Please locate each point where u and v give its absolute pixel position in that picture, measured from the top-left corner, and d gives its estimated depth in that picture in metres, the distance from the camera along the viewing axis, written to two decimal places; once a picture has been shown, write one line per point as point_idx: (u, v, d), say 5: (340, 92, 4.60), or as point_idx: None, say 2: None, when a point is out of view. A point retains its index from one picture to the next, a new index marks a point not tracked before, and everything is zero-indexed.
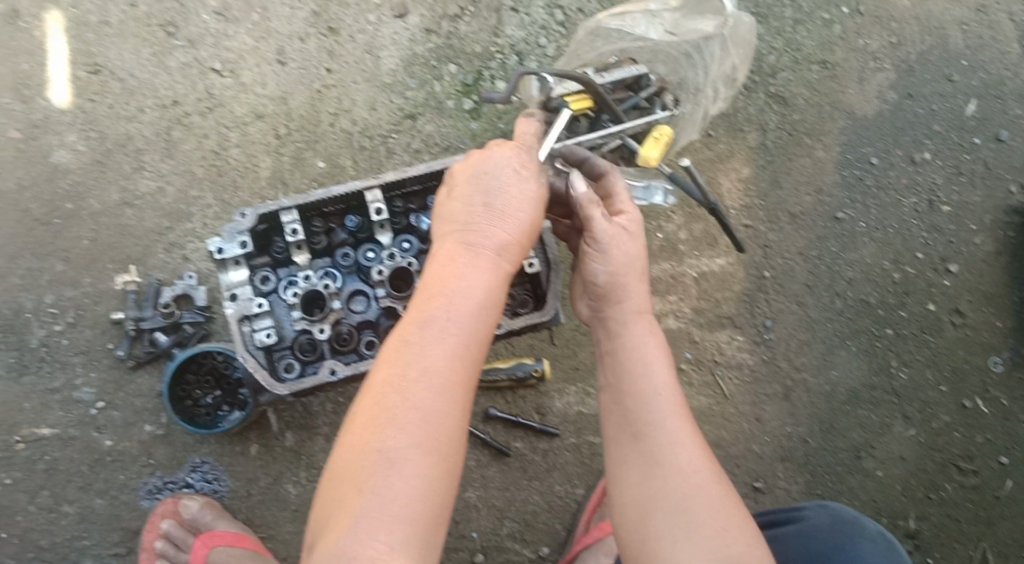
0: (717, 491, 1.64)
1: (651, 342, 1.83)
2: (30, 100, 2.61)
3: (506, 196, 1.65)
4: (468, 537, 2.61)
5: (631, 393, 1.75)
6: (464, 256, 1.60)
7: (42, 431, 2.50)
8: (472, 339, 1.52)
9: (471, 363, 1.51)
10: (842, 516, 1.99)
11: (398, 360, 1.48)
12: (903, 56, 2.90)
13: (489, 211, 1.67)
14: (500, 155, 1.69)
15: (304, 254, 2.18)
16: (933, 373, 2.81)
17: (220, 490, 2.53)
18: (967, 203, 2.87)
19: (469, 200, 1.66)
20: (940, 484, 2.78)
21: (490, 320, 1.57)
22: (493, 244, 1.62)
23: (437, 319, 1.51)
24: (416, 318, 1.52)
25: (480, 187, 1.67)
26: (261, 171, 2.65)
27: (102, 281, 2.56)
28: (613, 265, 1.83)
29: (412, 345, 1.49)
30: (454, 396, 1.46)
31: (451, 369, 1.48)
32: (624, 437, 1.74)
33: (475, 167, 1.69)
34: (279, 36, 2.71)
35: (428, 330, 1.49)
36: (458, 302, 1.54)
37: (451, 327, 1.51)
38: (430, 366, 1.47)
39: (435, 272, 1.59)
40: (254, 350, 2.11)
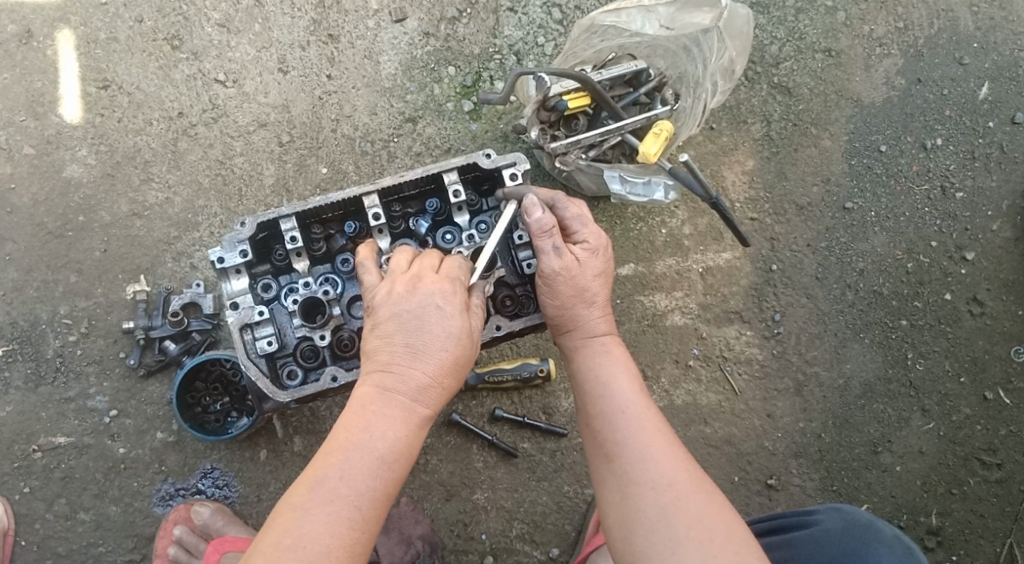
0: (696, 499, 1.62)
1: (612, 363, 1.89)
2: (43, 117, 2.67)
3: (428, 338, 1.75)
4: (477, 539, 2.60)
5: (598, 414, 1.79)
6: (381, 411, 1.68)
7: (59, 440, 2.56)
8: (366, 498, 1.58)
9: (362, 523, 1.55)
10: (857, 520, 1.92)
11: (285, 524, 1.52)
12: (911, 40, 2.82)
13: (409, 353, 1.75)
14: (427, 289, 1.79)
15: (304, 261, 2.16)
16: (952, 364, 2.74)
17: (231, 495, 2.55)
18: (982, 188, 2.79)
19: (390, 341, 1.77)
20: (962, 479, 2.70)
21: (390, 474, 1.63)
22: (406, 395, 1.72)
23: (329, 480, 1.57)
24: (308, 480, 1.58)
25: (399, 327, 1.77)
26: (265, 179, 2.68)
27: (113, 291, 2.61)
28: (560, 297, 1.92)
29: (301, 510, 1.53)
30: (340, 562, 1.50)
31: (339, 534, 1.52)
32: (599, 458, 1.76)
33: (401, 302, 1.79)
34: (280, 46, 2.75)
35: (320, 494, 1.55)
36: (355, 461, 1.60)
37: (343, 485, 1.57)
38: (314, 531, 1.51)
39: (340, 428, 1.66)
40: (256, 358, 2.07)
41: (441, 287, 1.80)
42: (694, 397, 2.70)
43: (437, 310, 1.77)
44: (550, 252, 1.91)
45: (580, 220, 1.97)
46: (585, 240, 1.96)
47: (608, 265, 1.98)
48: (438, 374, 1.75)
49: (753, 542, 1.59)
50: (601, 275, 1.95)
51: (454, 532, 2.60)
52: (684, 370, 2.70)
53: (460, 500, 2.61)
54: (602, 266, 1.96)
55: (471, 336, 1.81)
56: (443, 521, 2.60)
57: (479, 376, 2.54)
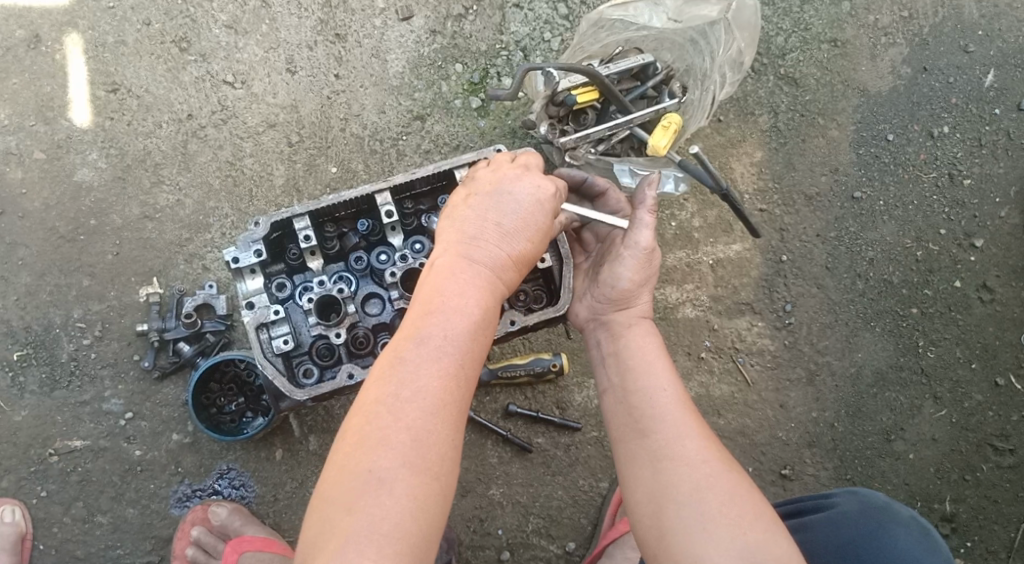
0: (728, 476, 1.63)
1: (652, 343, 1.91)
2: (53, 121, 2.68)
3: (508, 213, 1.74)
4: (493, 535, 2.61)
5: (635, 391, 1.80)
6: (461, 273, 1.64)
7: (75, 443, 2.56)
8: (466, 357, 1.54)
9: (466, 380, 1.52)
10: (872, 502, 1.93)
11: (391, 376, 1.48)
12: (917, 29, 2.82)
13: (489, 225, 1.73)
14: (528, 182, 1.79)
15: (318, 260, 2.15)
16: (962, 351, 2.74)
17: (247, 495, 2.56)
18: (989, 175, 2.80)
19: (472, 216, 1.75)
20: (975, 465, 2.71)
21: (484, 338, 1.59)
22: (492, 264, 1.69)
23: (431, 336, 1.53)
24: (408, 335, 1.54)
25: (490, 207, 1.75)
26: (275, 179, 2.69)
27: (127, 294, 2.62)
28: (637, 271, 1.92)
29: (407, 363, 1.50)
30: (449, 413, 1.47)
31: (444, 387, 1.48)
32: (630, 435, 1.76)
33: (501, 184, 1.79)
34: (288, 46, 2.75)
35: (423, 349, 1.51)
36: (455, 321, 1.56)
37: (445, 342, 1.53)
38: (424, 384, 1.47)
39: (430, 292, 1.61)
40: (273, 357, 2.06)
41: (535, 182, 1.79)
42: (707, 389, 2.71)
43: (534, 201, 1.77)
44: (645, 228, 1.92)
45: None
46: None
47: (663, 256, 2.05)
48: (525, 250, 1.73)
49: (780, 524, 1.60)
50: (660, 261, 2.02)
51: (470, 528, 2.61)
52: (696, 362, 2.71)
53: (476, 495, 2.62)
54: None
55: (551, 209, 1.79)
56: (459, 517, 2.61)
57: (492, 372, 2.55)
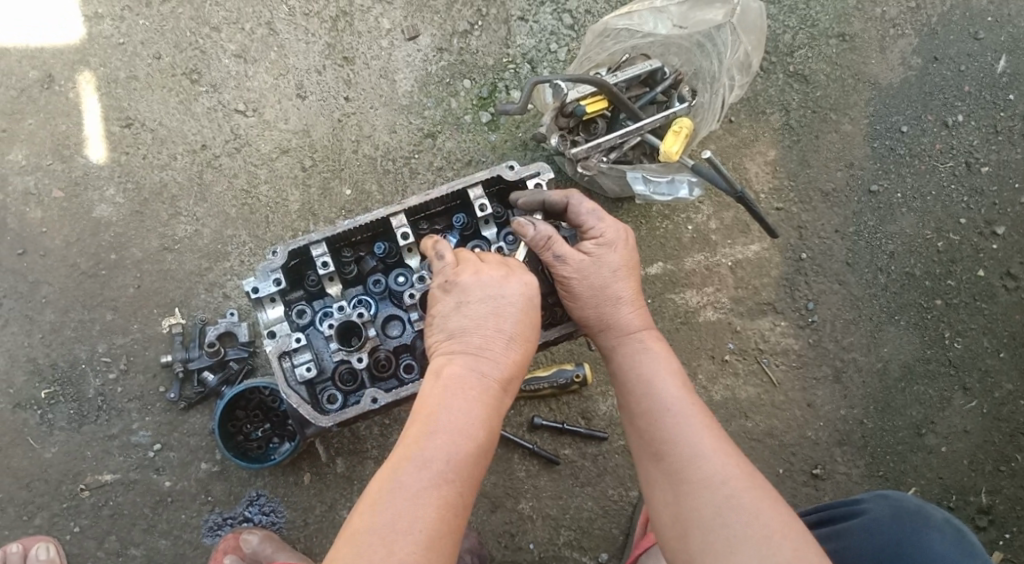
0: (751, 494, 1.61)
1: (652, 360, 1.88)
2: (69, 159, 2.71)
3: (506, 321, 1.75)
4: (525, 549, 2.59)
5: (643, 414, 1.79)
6: (460, 391, 1.66)
7: (105, 477, 2.57)
8: (459, 478, 1.55)
9: (459, 505, 1.53)
10: (905, 506, 1.84)
11: (382, 500, 1.50)
12: (925, 19, 2.80)
13: (488, 335, 1.74)
14: (514, 280, 1.79)
15: (336, 285, 2.13)
16: (990, 341, 2.71)
17: (278, 521, 2.56)
18: (1007, 161, 2.77)
19: (473, 322, 1.76)
20: (1010, 456, 2.67)
21: (482, 460, 1.61)
22: (490, 380, 1.70)
23: (426, 457, 1.55)
24: (404, 456, 1.55)
25: (488, 311, 1.76)
26: (291, 204, 2.70)
27: (150, 326, 2.63)
28: (581, 303, 1.94)
29: (396, 485, 1.51)
30: (438, 541, 1.47)
31: (435, 515, 1.49)
32: (647, 458, 1.77)
33: (486, 286, 1.78)
34: (297, 72, 2.77)
35: (415, 472, 1.53)
36: (450, 440, 1.58)
37: (438, 462, 1.54)
38: (414, 512, 1.48)
39: (428, 408, 1.63)
40: (296, 385, 2.03)
41: (526, 282, 1.80)
42: (732, 391, 2.69)
43: (526, 303, 1.78)
44: (565, 258, 1.92)
45: (595, 215, 1.97)
46: (602, 236, 1.95)
47: (627, 256, 1.96)
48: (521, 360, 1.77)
49: (811, 535, 1.58)
50: (620, 268, 1.94)
51: (502, 543, 2.59)
52: (721, 365, 2.69)
53: (506, 510, 2.60)
54: (621, 259, 1.95)
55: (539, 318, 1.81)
56: (490, 533, 2.59)
57: None
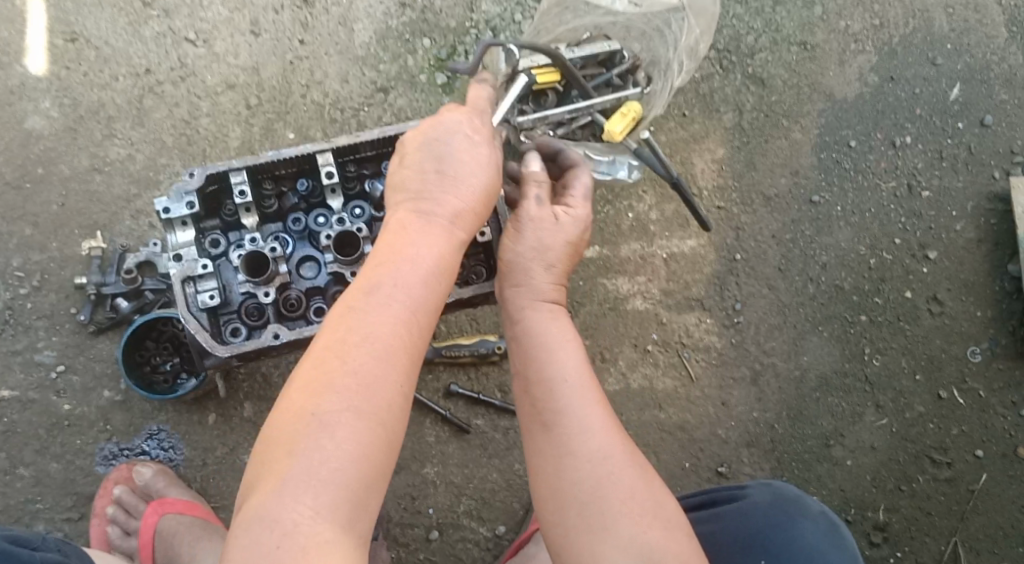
0: (630, 475, 1.60)
1: (559, 333, 1.80)
2: (7, 66, 2.63)
3: (463, 158, 1.69)
4: (424, 514, 2.58)
5: (539, 382, 1.72)
6: (422, 227, 1.62)
7: (2, 393, 2.51)
8: (419, 306, 1.52)
9: (420, 327, 1.51)
10: (783, 494, 1.91)
11: (342, 325, 1.45)
12: (886, 38, 2.82)
13: (446, 175, 1.68)
14: (453, 117, 1.73)
15: (253, 217, 2.09)
16: (908, 362, 2.75)
17: (176, 458, 2.52)
18: (948, 188, 2.79)
19: (430, 163, 1.69)
20: (912, 476, 2.71)
21: (442, 293, 1.58)
22: (450, 215, 1.65)
23: (383, 286, 1.51)
24: (369, 282, 1.51)
25: (436, 153, 1.69)
26: (230, 141, 2.65)
27: (69, 246, 2.57)
28: (524, 245, 1.85)
29: (357, 312, 1.47)
30: (405, 362, 1.45)
31: (399, 337, 1.46)
32: (535, 425, 1.70)
33: (425, 133, 1.71)
34: (253, 8, 2.71)
35: (374, 299, 1.48)
36: (413, 269, 1.55)
37: (398, 290, 1.51)
38: (374, 332, 1.44)
39: (387, 247, 1.59)
40: (198, 313, 2.00)
41: (470, 118, 1.74)
42: (650, 381, 2.69)
43: (467, 138, 1.72)
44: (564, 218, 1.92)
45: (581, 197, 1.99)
46: (575, 206, 1.90)
47: None
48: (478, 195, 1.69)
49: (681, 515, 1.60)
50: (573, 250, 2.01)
51: (401, 506, 2.58)
52: (642, 354, 2.70)
53: (409, 473, 2.59)
54: (576, 236, 1.89)
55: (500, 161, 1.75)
56: (391, 494, 2.58)
57: (436, 349, 2.56)
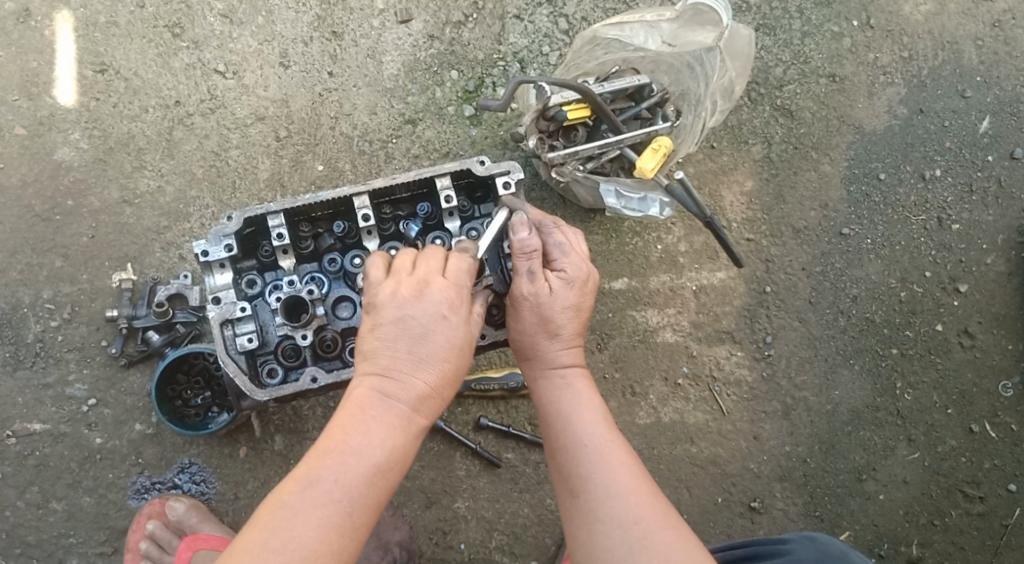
0: (662, 536, 1.62)
1: (576, 397, 1.88)
2: (37, 98, 2.61)
3: (421, 335, 1.68)
4: (456, 549, 2.58)
5: (563, 451, 1.79)
6: (370, 417, 1.62)
7: (34, 426, 2.51)
8: (359, 506, 1.52)
9: (355, 535, 1.50)
10: (830, 551, 1.89)
11: (269, 525, 1.45)
12: (915, 70, 2.81)
13: (401, 355, 1.67)
14: (432, 295, 1.71)
15: (290, 258, 2.10)
16: (939, 396, 2.74)
17: (208, 492, 2.51)
18: (978, 221, 2.78)
19: (392, 345, 1.68)
20: (945, 511, 2.71)
21: (382, 485, 1.56)
22: (405, 402, 1.65)
23: (321, 484, 1.51)
24: (305, 477, 1.51)
25: (402, 334, 1.68)
26: (260, 172, 2.63)
27: (99, 278, 2.56)
28: (524, 323, 1.91)
29: (288, 515, 1.47)
30: None
31: (326, 545, 1.46)
32: (565, 494, 1.75)
33: (399, 307, 1.70)
34: (283, 40, 2.69)
35: (307, 499, 1.48)
36: (350, 468, 1.54)
37: (337, 491, 1.51)
38: (304, 535, 1.45)
39: (333, 435, 1.59)
40: (236, 355, 2.02)
41: (449, 294, 1.72)
42: (681, 415, 2.69)
43: (442, 318, 1.70)
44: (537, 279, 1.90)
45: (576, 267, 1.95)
46: (563, 269, 1.93)
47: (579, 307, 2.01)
48: (439, 375, 1.69)
49: None
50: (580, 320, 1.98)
51: (433, 540, 2.57)
52: (673, 388, 2.69)
53: (441, 507, 2.58)
54: (574, 299, 1.92)
55: (465, 336, 1.73)
56: (423, 528, 2.57)
57: (464, 384, 2.53)
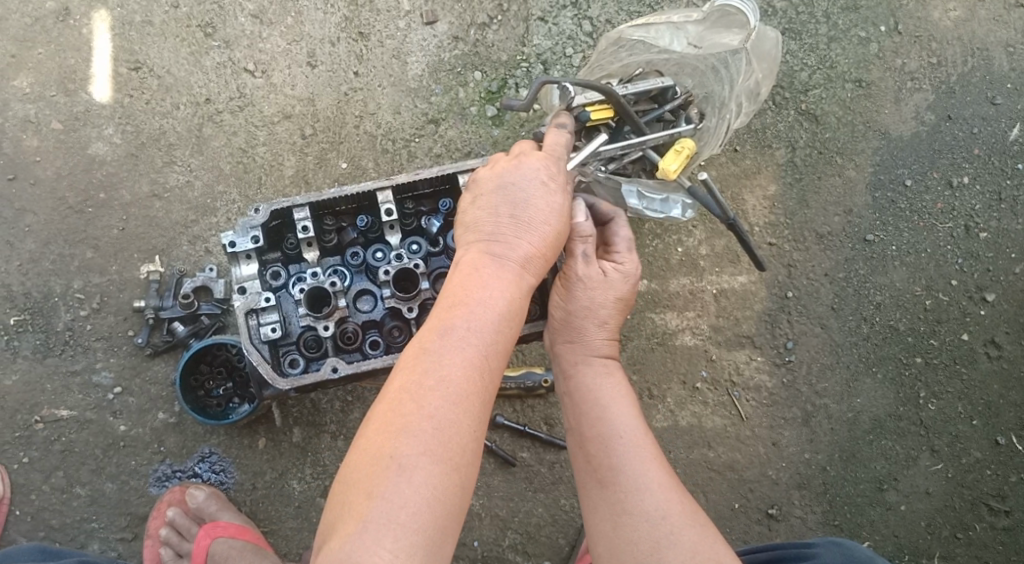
0: (690, 531, 1.65)
1: (611, 387, 1.88)
2: (73, 93, 2.69)
3: (524, 197, 1.74)
4: (469, 546, 2.58)
5: (594, 438, 1.80)
6: (483, 271, 1.66)
7: (61, 413, 2.57)
8: (488, 349, 1.55)
9: (487, 373, 1.53)
10: (856, 556, 1.89)
11: (414, 365, 1.50)
12: (944, 76, 2.77)
13: (506, 219, 1.73)
14: (528, 166, 1.78)
15: (313, 251, 2.16)
16: (965, 407, 2.68)
17: (226, 481, 2.56)
18: (1007, 230, 2.73)
19: (494, 210, 1.74)
20: (968, 524, 2.66)
21: (506, 331, 1.60)
22: (516, 257, 1.69)
23: (453, 333, 1.54)
24: (433, 326, 1.56)
25: (511, 199, 1.74)
26: (285, 169, 2.68)
27: (128, 270, 2.63)
28: (574, 304, 1.91)
29: (427, 364, 1.50)
30: (469, 400, 1.48)
31: (465, 379, 1.49)
32: (591, 483, 1.77)
33: (502, 176, 1.77)
34: (311, 40, 2.75)
35: (444, 345, 1.52)
36: (473, 315, 1.57)
37: (473, 335, 1.55)
38: (447, 373, 1.49)
39: (451, 290, 1.63)
40: (259, 344, 2.07)
41: (545, 165, 1.78)
42: (699, 419, 2.68)
43: (544, 186, 1.76)
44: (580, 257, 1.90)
45: (623, 242, 1.97)
46: (623, 259, 1.94)
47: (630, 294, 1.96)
48: (552, 241, 1.74)
49: None
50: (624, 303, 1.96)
51: None
52: (691, 392, 2.68)
53: None
54: (626, 293, 1.93)
55: (564, 198, 1.78)
56: None
57: None
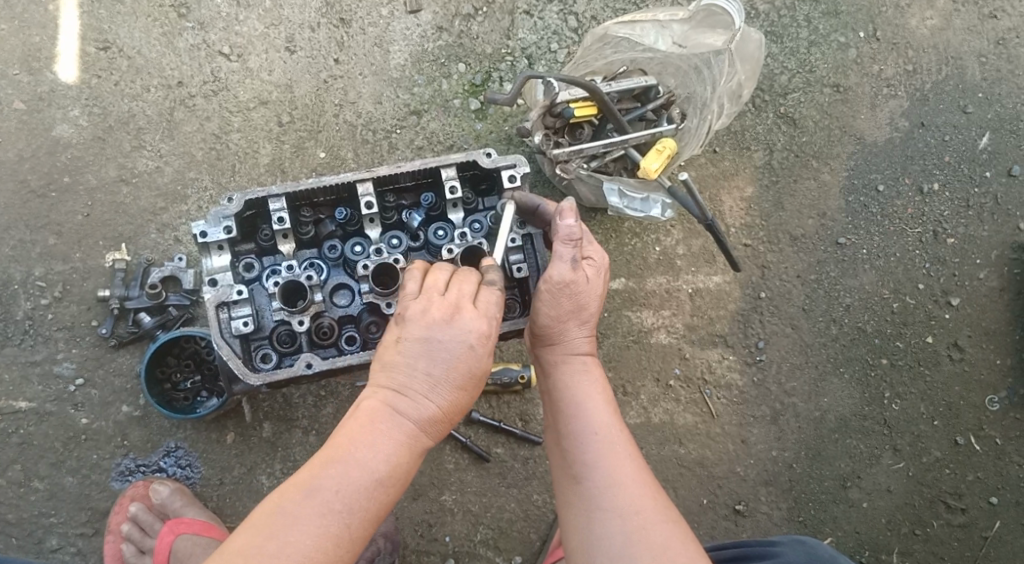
0: (661, 528, 1.66)
1: (587, 383, 1.88)
2: (38, 72, 2.58)
3: (439, 358, 1.71)
4: (440, 541, 2.58)
5: (567, 435, 1.81)
6: (380, 432, 1.65)
7: (20, 404, 2.49)
8: (358, 517, 1.55)
9: (350, 543, 1.53)
10: (818, 554, 1.93)
11: (277, 524, 1.50)
12: (919, 84, 2.82)
13: (418, 376, 1.71)
14: (462, 321, 1.73)
15: (289, 243, 2.10)
16: (927, 408, 2.76)
17: (192, 476, 2.50)
18: (973, 236, 2.80)
19: (411, 363, 1.71)
20: (926, 521, 2.74)
21: (384, 497, 1.60)
22: (416, 422, 1.69)
23: (324, 491, 1.55)
24: (313, 478, 1.56)
25: (427, 356, 1.71)
26: (260, 157, 2.61)
27: (92, 258, 2.54)
28: (558, 309, 1.88)
29: (285, 514, 1.51)
30: None
31: (324, 549, 1.50)
32: (565, 478, 1.79)
33: (429, 328, 1.72)
34: (290, 24, 2.67)
35: (311, 506, 1.52)
36: (352, 477, 1.57)
37: (341, 504, 1.54)
38: (304, 543, 1.49)
39: (342, 442, 1.62)
40: (230, 338, 2.01)
41: (479, 325, 1.73)
42: (671, 416, 2.70)
43: (469, 349, 1.72)
44: (562, 261, 1.88)
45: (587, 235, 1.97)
46: (593, 255, 1.95)
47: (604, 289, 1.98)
48: (456, 400, 1.73)
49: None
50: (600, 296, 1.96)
51: (418, 532, 2.58)
52: (664, 389, 2.70)
53: (427, 500, 2.58)
54: (602, 287, 1.95)
55: (485, 360, 1.75)
56: (408, 520, 2.57)
57: None
